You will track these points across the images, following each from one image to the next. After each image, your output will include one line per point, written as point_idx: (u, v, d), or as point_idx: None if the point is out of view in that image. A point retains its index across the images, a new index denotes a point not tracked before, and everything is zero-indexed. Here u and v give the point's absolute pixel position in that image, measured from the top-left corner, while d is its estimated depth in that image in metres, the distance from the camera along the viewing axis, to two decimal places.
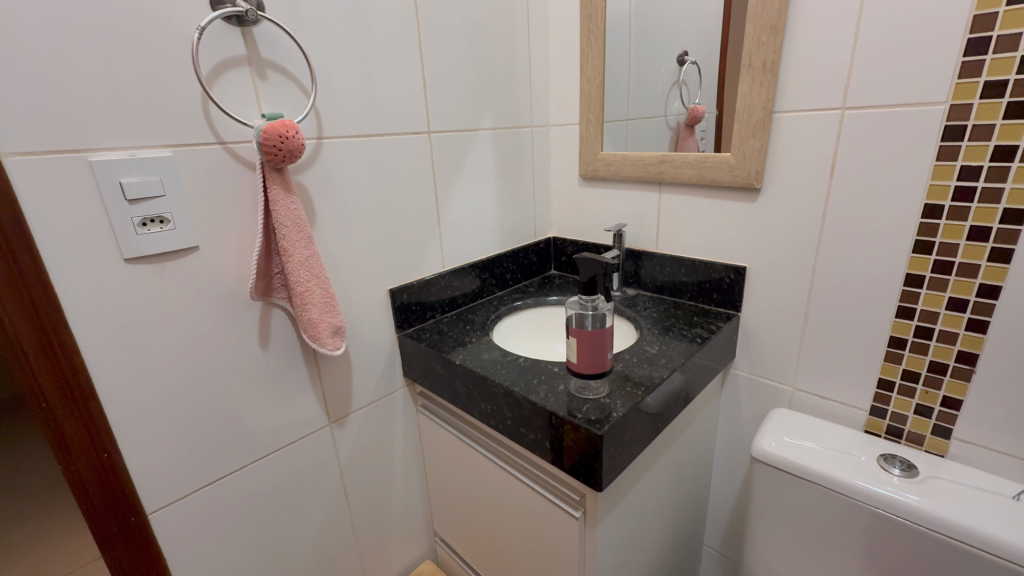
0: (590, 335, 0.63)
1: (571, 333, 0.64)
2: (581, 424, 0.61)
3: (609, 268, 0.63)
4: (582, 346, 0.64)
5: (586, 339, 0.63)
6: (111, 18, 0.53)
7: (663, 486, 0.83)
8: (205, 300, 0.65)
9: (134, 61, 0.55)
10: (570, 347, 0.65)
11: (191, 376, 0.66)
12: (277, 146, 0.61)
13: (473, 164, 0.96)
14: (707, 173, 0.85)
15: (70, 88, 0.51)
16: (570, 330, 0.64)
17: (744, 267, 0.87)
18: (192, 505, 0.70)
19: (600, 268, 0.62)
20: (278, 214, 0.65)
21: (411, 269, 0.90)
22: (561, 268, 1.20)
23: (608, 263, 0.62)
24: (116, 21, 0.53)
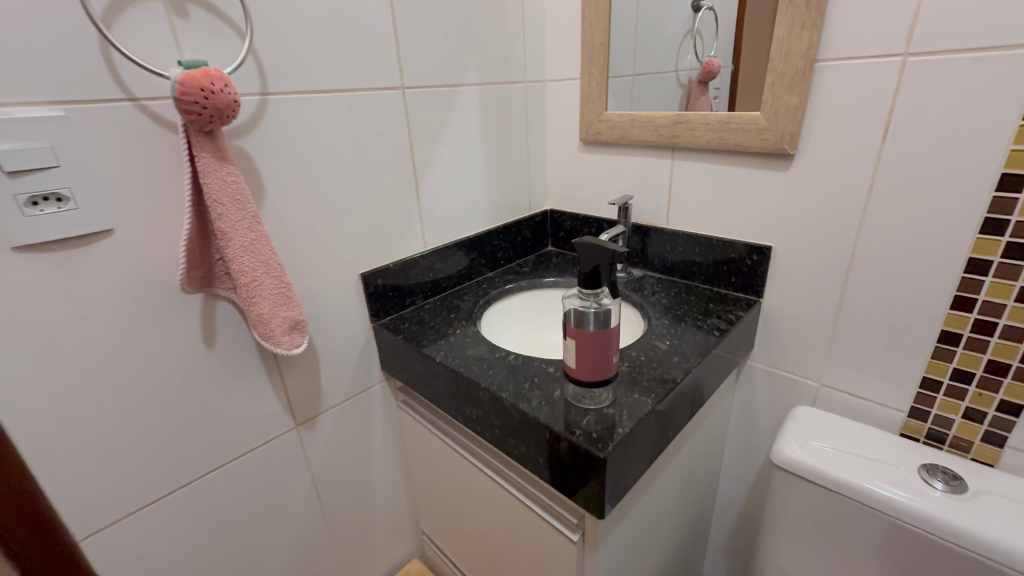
0: (589, 336, 0.52)
1: (567, 332, 0.54)
2: (580, 442, 0.51)
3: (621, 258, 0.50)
4: (580, 349, 0.53)
5: (586, 342, 0.52)
6: None
7: (672, 494, 0.74)
8: (130, 294, 0.54)
9: None
10: (566, 348, 0.55)
11: (121, 384, 0.56)
12: (198, 101, 0.48)
13: (456, 126, 0.83)
14: (730, 137, 0.73)
15: None
16: (567, 329, 0.53)
17: (769, 247, 0.76)
18: (135, 527, 0.61)
19: (606, 257, 0.50)
20: (210, 189, 0.53)
21: (386, 249, 0.79)
22: (559, 244, 1.09)
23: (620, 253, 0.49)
24: None
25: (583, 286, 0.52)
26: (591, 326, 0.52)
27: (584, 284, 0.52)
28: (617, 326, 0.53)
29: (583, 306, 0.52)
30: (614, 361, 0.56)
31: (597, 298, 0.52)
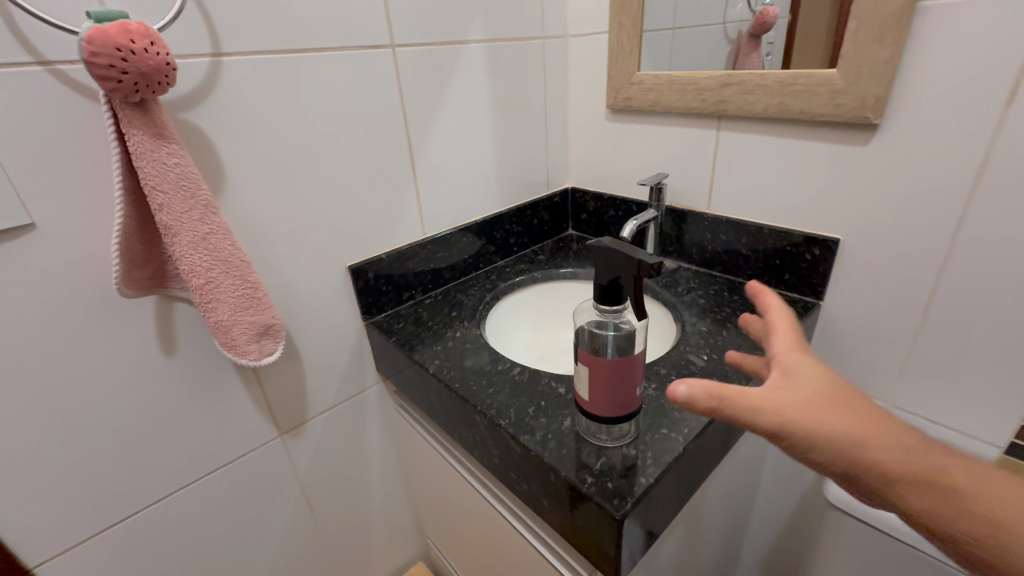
0: (605, 365, 0.41)
1: (577, 356, 0.43)
2: (591, 493, 0.41)
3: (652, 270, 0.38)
4: (593, 380, 0.43)
5: (603, 372, 0.42)
6: None
7: (704, 528, 0.64)
8: (65, 301, 0.46)
9: None
10: (577, 375, 0.45)
11: (63, 400, 0.48)
12: (114, 64, 0.38)
13: (459, 92, 0.71)
14: (793, 102, 0.59)
15: None
16: (579, 354, 0.43)
17: (835, 240, 0.62)
18: (99, 550, 0.55)
19: (631, 268, 0.38)
20: (147, 173, 0.44)
21: (379, 237, 0.69)
22: (580, 228, 0.96)
23: (653, 267, 0.37)
24: None
25: (599, 301, 0.41)
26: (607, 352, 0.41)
27: (601, 299, 0.41)
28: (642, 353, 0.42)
29: (598, 327, 0.43)
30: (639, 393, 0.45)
31: (617, 317, 0.42)
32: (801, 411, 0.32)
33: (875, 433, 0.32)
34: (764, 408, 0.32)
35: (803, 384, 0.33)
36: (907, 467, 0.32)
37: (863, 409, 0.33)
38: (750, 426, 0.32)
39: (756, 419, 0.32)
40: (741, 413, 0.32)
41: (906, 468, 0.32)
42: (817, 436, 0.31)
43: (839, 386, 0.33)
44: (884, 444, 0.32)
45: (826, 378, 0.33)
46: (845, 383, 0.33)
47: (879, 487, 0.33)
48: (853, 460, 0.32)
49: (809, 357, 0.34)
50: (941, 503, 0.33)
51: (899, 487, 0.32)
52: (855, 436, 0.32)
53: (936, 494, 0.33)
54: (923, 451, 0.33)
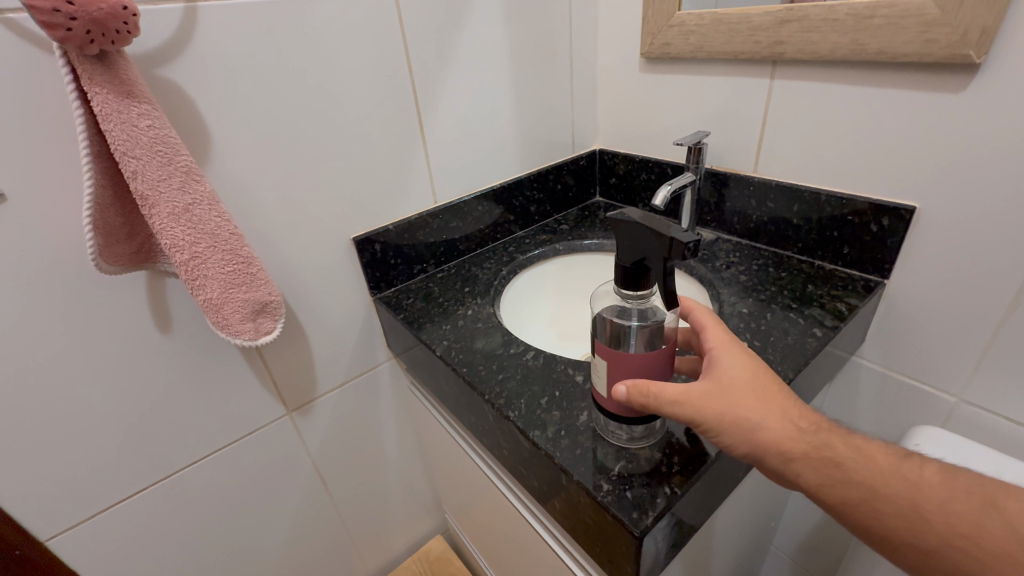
0: (627, 361, 0.36)
1: (594, 349, 0.38)
2: (607, 504, 0.36)
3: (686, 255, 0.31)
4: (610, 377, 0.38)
5: (621, 368, 0.37)
6: None
7: (735, 526, 0.59)
8: (48, 277, 0.44)
9: None
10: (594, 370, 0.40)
11: (55, 379, 0.47)
12: (58, 8, 0.33)
13: (471, 41, 0.63)
14: (870, 41, 0.48)
15: None
16: (595, 346, 0.38)
17: (909, 209, 0.53)
18: (109, 525, 0.55)
19: (659, 252, 0.32)
20: (115, 138, 0.39)
21: (385, 206, 0.64)
22: (608, 194, 0.88)
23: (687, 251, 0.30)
24: None
25: (620, 289, 0.36)
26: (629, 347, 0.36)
27: (622, 287, 0.36)
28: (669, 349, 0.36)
29: (620, 316, 0.39)
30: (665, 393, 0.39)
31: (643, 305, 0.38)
32: (707, 399, 0.35)
33: (773, 417, 0.35)
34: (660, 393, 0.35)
35: (717, 374, 0.36)
36: (797, 445, 0.35)
37: (765, 392, 0.36)
38: (673, 418, 0.35)
39: (676, 411, 0.35)
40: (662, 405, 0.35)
41: (797, 447, 0.35)
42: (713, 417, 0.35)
43: (748, 375, 0.36)
44: (777, 432, 0.35)
45: (743, 375, 0.36)
46: (758, 377, 0.36)
47: (774, 465, 0.35)
48: (743, 441, 0.35)
49: (733, 349, 0.38)
50: (832, 477, 0.35)
51: (793, 464, 0.35)
52: (747, 419, 0.35)
53: (827, 468, 0.35)
54: (818, 430, 0.36)
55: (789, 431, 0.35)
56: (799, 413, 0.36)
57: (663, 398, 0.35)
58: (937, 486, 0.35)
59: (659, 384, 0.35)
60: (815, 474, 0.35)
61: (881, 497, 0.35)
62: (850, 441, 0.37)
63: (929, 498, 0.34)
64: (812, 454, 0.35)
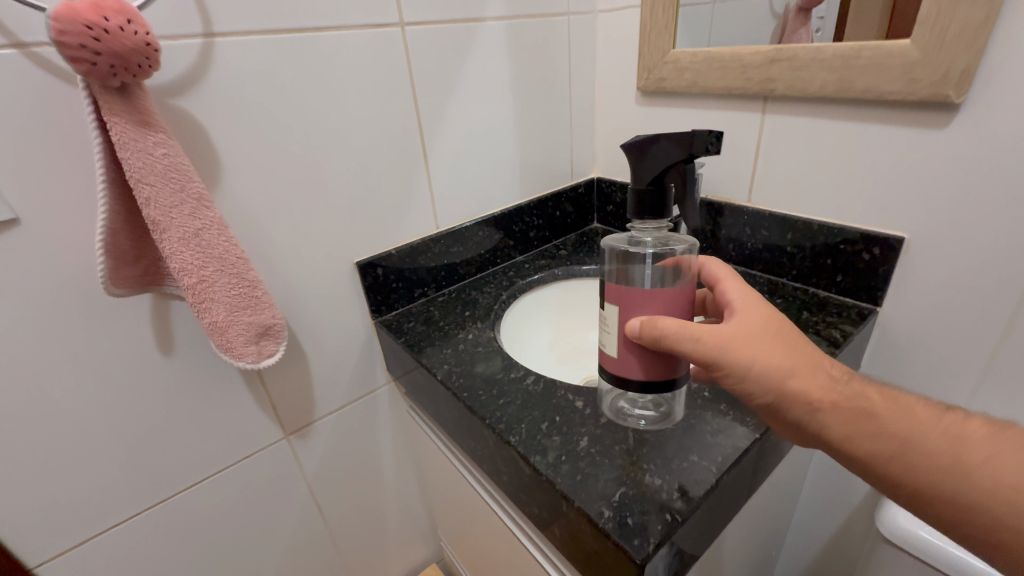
0: (644, 304, 0.38)
1: (608, 294, 0.40)
2: (608, 529, 0.37)
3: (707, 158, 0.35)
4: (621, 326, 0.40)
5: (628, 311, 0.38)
6: None
7: (737, 555, 0.58)
8: (57, 301, 0.44)
9: None
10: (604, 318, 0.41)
11: (57, 400, 0.47)
12: (84, 44, 0.35)
13: (476, 72, 0.66)
14: (858, 78, 0.50)
15: None
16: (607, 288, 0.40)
17: (898, 239, 0.54)
18: (100, 551, 0.54)
19: (680, 158, 0.36)
20: (130, 165, 0.40)
21: (388, 231, 0.65)
22: (606, 220, 0.90)
23: (712, 149, 0.35)
24: None
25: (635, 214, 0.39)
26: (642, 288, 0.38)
27: (636, 210, 0.38)
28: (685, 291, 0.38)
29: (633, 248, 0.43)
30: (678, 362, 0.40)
31: (655, 240, 0.43)
32: (730, 342, 0.37)
33: (802, 367, 0.37)
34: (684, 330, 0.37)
35: (737, 323, 0.38)
36: (828, 393, 0.37)
37: (790, 343, 0.38)
38: (688, 354, 0.37)
39: (694, 347, 0.37)
40: (676, 340, 0.36)
41: (827, 397, 0.37)
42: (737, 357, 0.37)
43: (771, 327, 0.38)
44: (807, 381, 0.37)
45: (768, 327, 0.38)
46: (785, 331, 0.38)
47: (800, 415, 0.37)
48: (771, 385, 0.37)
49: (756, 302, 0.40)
50: (863, 428, 0.36)
51: (820, 414, 0.37)
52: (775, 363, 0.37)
53: (859, 419, 0.36)
54: (849, 382, 0.38)
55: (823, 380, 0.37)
56: (831, 363, 0.38)
57: (680, 331, 0.37)
58: (982, 438, 0.35)
59: (670, 320, 0.37)
60: (842, 425, 0.37)
61: (915, 448, 0.35)
62: (883, 394, 0.38)
63: (976, 451, 0.34)
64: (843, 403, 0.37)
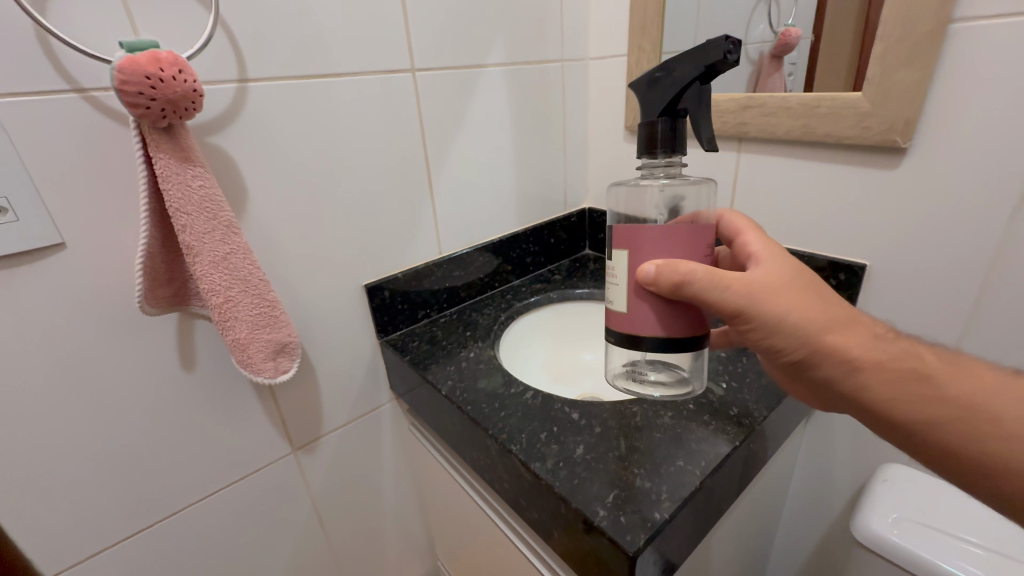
0: (662, 251, 0.39)
1: (617, 241, 0.41)
2: (603, 527, 0.40)
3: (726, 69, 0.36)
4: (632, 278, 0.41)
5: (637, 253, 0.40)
6: None
7: (724, 562, 0.61)
8: (92, 319, 0.48)
9: None
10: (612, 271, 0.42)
11: (85, 414, 0.50)
12: (143, 91, 0.40)
13: (479, 112, 0.72)
14: (819, 125, 0.57)
15: None
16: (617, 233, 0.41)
17: (862, 266, 0.60)
18: (113, 563, 0.56)
19: (697, 76, 0.37)
20: (171, 195, 0.45)
21: (396, 255, 0.70)
22: (597, 247, 0.96)
23: (731, 57, 0.35)
24: None
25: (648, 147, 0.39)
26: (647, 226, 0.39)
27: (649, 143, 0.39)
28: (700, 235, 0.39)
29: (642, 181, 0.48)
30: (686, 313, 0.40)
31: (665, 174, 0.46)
32: (762, 295, 0.39)
33: (834, 324, 0.39)
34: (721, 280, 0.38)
35: (767, 278, 0.40)
36: (874, 351, 0.39)
37: (817, 299, 0.40)
38: (719, 303, 0.38)
39: (724, 296, 0.38)
40: (702, 287, 0.38)
41: (870, 355, 0.39)
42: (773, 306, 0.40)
43: (801, 284, 0.40)
44: (841, 337, 0.39)
45: (800, 285, 0.40)
46: (813, 288, 0.41)
47: (842, 373, 0.40)
48: (807, 339, 0.39)
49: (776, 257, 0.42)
50: (919, 384, 0.38)
51: (859, 371, 0.39)
52: (810, 316, 0.39)
53: (913, 375, 0.38)
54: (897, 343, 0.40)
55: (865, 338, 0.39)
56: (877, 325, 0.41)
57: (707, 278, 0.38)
58: None
59: (693, 265, 0.38)
60: (881, 382, 0.39)
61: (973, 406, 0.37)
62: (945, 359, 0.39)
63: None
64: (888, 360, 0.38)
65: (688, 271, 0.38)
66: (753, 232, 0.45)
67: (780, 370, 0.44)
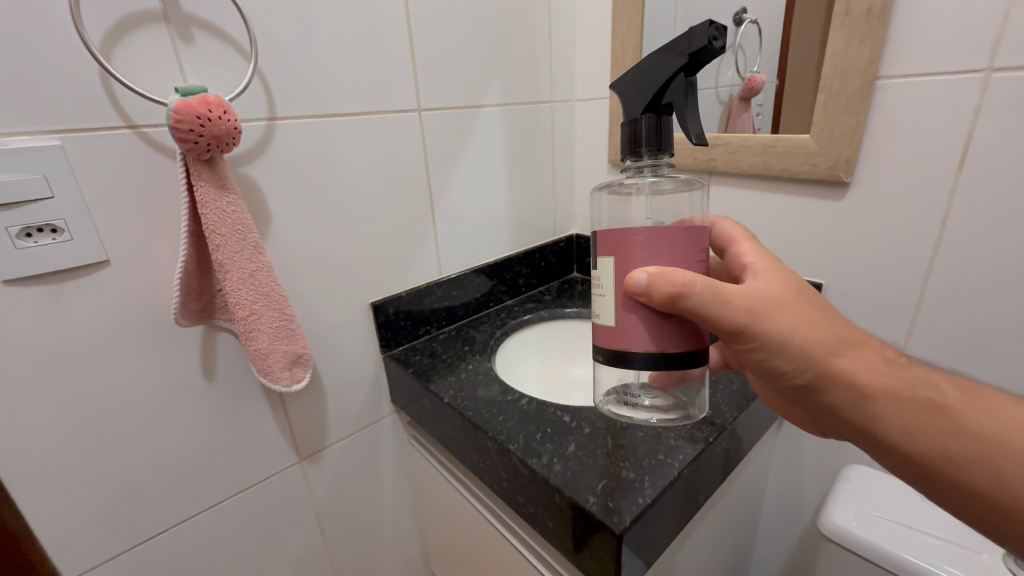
0: (651, 260, 0.40)
1: (603, 249, 0.43)
2: (593, 511, 0.45)
3: (713, 55, 0.38)
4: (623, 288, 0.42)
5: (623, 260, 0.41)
6: None
7: (705, 559, 0.66)
8: (126, 328, 0.52)
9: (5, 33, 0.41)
10: (603, 282, 0.43)
11: (113, 419, 0.54)
12: (193, 129, 0.46)
13: (478, 146, 0.80)
14: (775, 161, 0.65)
15: None
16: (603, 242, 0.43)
17: (819, 285, 0.68)
18: (126, 567, 0.58)
19: (681, 66, 0.39)
20: (209, 218, 0.50)
21: (400, 275, 0.76)
22: (585, 270, 1.03)
23: (716, 43, 0.37)
24: None
25: (637, 140, 0.41)
26: (634, 232, 0.41)
27: (637, 136, 0.41)
28: (688, 240, 0.41)
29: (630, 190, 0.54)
30: (671, 322, 0.41)
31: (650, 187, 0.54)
32: (766, 313, 0.41)
33: (837, 346, 0.41)
34: (723, 296, 0.40)
35: (767, 295, 0.41)
36: (885, 382, 0.40)
37: (816, 318, 0.41)
38: (716, 317, 0.40)
39: (721, 310, 0.40)
40: (698, 298, 0.39)
41: (881, 384, 0.40)
42: (775, 325, 0.41)
43: (802, 305, 0.42)
44: (851, 362, 0.40)
45: (801, 304, 0.42)
46: (816, 307, 0.42)
47: (853, 402, 0.41)
48: (812, 361, 0.41)
49: (773, 274, 0.43)
50: (919, 414, 0.39)
51: (871, 401, 0.40)
52: (813, 338, 0.40)
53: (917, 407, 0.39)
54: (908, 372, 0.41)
55: (876, 363, 0.40)
56: (885, 350, 0.42)
57: (706, 289, 0.39)
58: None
59: (689, 274, 0.39)
60: (894, 413, 0.39)
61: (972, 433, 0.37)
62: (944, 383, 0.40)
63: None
64: (902, 387, 0.39)
65: (684, 280, 0.39)
66: (745, 241, 0.48)
67: (784, 391, 0.45)
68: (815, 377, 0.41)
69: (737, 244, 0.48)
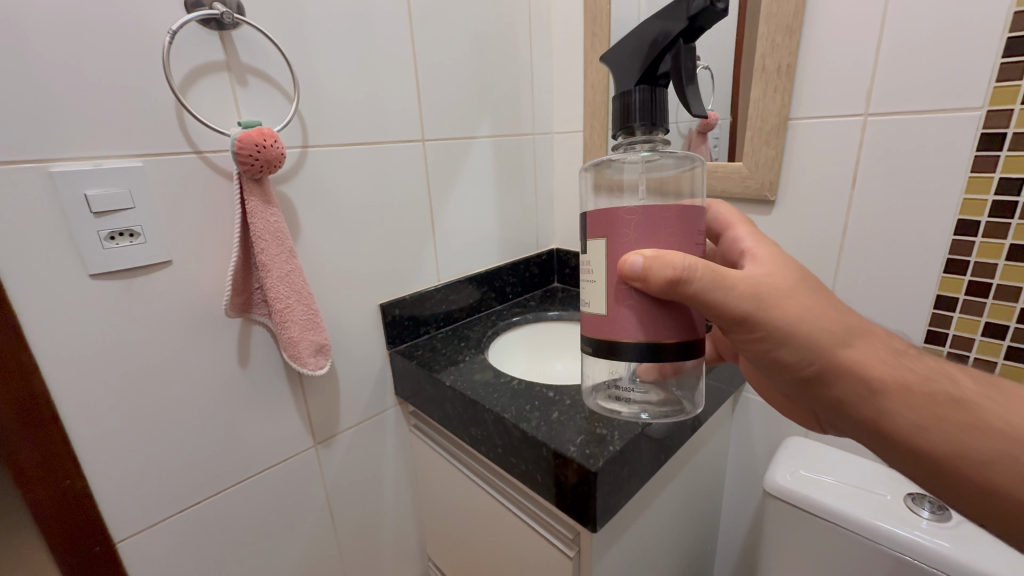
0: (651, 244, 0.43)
1: (595, 238, 0.46)
2: (574, 457, 0.56)
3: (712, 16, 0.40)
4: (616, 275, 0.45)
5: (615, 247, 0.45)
6: (86, 36, 0.50)
7: (671, 519, 0.77)
8: (180, 319, 0.62)
9: (108, 79, 0.52)
10: (595, 269, 0.46)
11: (165, 397, 0.62)
12: (252, 155, 0.57)
13: (472, 171, 0.93)
14: (717, 183, 0.80)
15: (44, 103, 0.49)
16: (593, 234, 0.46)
17: None
18: (165, 533, 0.66)
19: (679, 32, 0.42)
20: (257, 227, 0.61)
21: (405, 281, 0.87)
22: (564, 280, 1.16)
23: (717, 6, 0.39)
24: (91, 40, 0.51)
25: (629, 113, 0.44)
26: (628, 213, 0.43)
27: (630, 109, 0.44)
28: (680, 225, 0.44)
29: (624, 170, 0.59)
30: (655, 313, 0.45)
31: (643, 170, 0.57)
32: (769, 302, 0.45)
33: (840, 336, 0.44)
34: (726, 283, 0.44)
35: (772, 284, 0.45)
36: (894, 377, 0.43)
37: (821, 309, 0.45)
38: (717, 303, 0.44)
39: (723, 296, 0.44)
40: (698, 281, 0.43)
41: (891, 379, 0.43)
42: (781, 314, 0.44)
43: (807, 298, 0.45)
44: (856, 353, 0.44)
45: (805, 295, 0.45)
46: (818, 298, 0.45)
47: (862, 395, 0.43)
48: (818, 351, 0.44)
49: (777, 267, 0.47)
50: (929, 411, 0.41)
51: (882, 394, 0.43)
52: (818, 329, 0.44)
53: (925, 402, 0.41)
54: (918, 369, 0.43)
55: (885, 355, 0.43)
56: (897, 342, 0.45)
57: (704, 274, 0.43)
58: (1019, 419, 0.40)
59: (689, 258, 0.43)
60: (905, 407, 0.42)
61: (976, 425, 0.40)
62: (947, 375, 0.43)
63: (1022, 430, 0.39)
64: (914, 380, 0.42)
65: (684, 263, 0.42)
66: (744, 233, 0.53)
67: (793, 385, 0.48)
68: (822, 367, 0.44)
69: (737, 237, 0.53)
